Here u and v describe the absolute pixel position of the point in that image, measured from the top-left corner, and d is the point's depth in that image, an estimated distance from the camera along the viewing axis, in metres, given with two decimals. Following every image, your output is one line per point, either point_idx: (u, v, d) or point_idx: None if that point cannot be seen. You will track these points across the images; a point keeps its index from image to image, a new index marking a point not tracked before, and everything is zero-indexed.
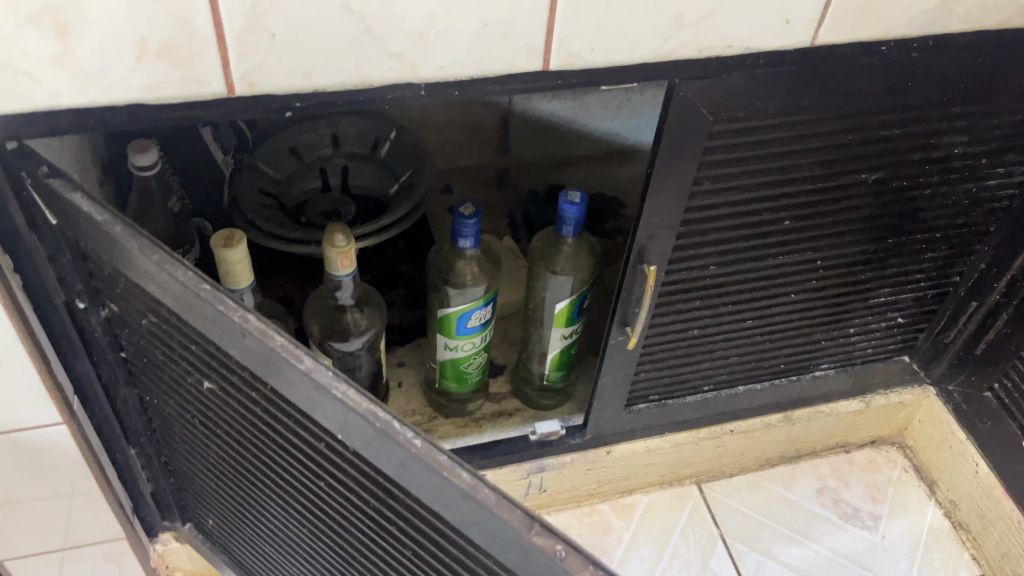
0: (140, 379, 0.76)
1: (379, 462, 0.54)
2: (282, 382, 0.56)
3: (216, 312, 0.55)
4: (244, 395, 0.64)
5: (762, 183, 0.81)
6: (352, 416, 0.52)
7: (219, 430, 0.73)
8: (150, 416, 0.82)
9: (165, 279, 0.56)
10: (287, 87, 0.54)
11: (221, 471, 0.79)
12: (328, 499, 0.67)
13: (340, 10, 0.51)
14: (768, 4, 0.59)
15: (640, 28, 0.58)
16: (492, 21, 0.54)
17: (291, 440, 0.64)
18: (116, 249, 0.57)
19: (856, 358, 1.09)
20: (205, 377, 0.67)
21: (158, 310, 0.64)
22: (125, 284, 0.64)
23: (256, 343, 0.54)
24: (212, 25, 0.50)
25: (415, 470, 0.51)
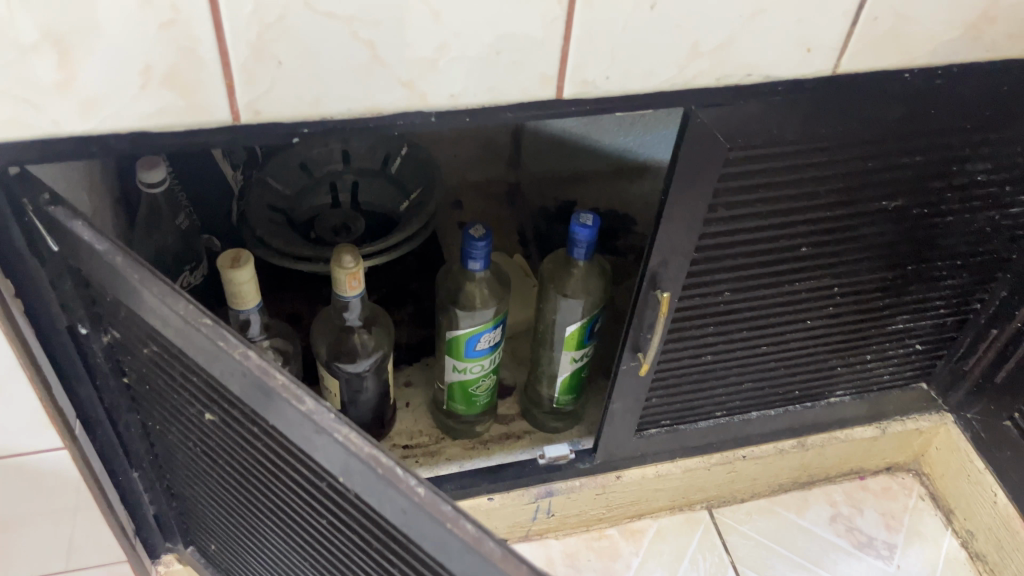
0: (144, 405, 0.76)
1: (380, 507, 0.53)
2: (284, 421, 0.55)
3: (218, 348, 0.54)
4: (246, 428, 0.64)
5: (779, 210, 0.79)
6: (353, 461, 0.52)
7: (222, 460, 0.72)
8: (152, 441, 0.81)
9: (164, 312, 0.56)
10: (293, 115, 0.53)
11: (225, 501, 0.79)
12: (330, 536, 0.65)
13: (348, 38, 0.50)
14: (787, 32, 0.57)
15: (656, 56, 0.56)
16: (505, 49, 0.53)
17: (294, 476, 0.63)
18: (116, 280, 0.57)
19: (872, 385, 1.07)
20: (208, 407, 0.67)
21: (161, 340, 0.63)
22: (129, 313, 0.63)
23: (257, 381, 0.54)
24: (217, 53, 0.48)
25: (418, 520, 0.50)
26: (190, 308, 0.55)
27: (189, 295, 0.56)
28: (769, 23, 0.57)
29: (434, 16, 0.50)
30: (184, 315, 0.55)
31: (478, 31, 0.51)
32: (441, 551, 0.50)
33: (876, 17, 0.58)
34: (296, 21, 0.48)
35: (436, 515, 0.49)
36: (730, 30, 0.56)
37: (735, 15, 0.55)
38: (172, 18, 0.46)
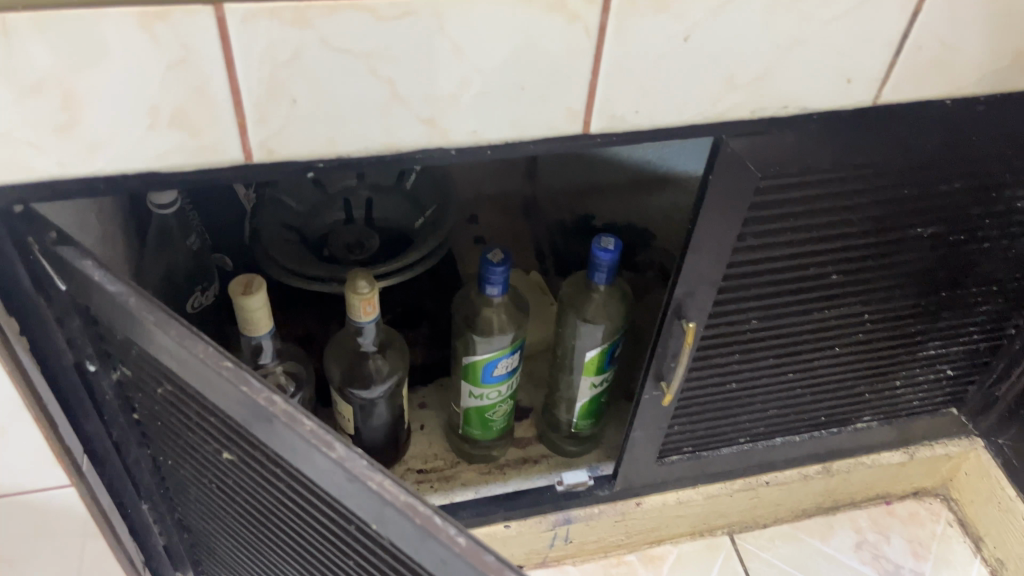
0: (155, 439, 0.74)
1: (416, 555, 0.50)
2: (311, 466, 0.53)
3: (239, 394, 0.52)
4: (268, 469, 0.61)
5: (811, 238, 0.76)
6: (388, 510, 0.49)
7: (241, 497, 0.70)
8: (163, 473, 0.79)
9: (184, 355, 0.54)
10: (310, 154, 0.50)
11: (244, 535, 0.76)
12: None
13: (367, 75, 0.47)
14: (827, 63, 0.55)
15: (689, 89, 0.54)
16: (530, 85, 0.51)
17: (319, 517, 0.60)
18: (129, 321, 0.55)
19: (901, 411, 1.04)
20: (225, 447, 0.64)
21: (175, 380, 0.61)
22: (141, 352, 0.61)
23: (284, 428, 0.51)
24: (228, 91, 0.46)
25: (459, 570, 0.47)
26: (209, 350, 0.53)
27: (203, 336, 0.54)
28: (808, 55, 0.54)
29: (455, 52, 0.48)
30: (200, 360, 0.53)
31: (502, 66, 0.49)
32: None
33: (921, 46, 0.56)
34: (312, 58, 0.46)
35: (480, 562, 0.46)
36: (767, 63, 0.53)
37: (772, 48, 0.53)
38: (182, 57, 0.44)
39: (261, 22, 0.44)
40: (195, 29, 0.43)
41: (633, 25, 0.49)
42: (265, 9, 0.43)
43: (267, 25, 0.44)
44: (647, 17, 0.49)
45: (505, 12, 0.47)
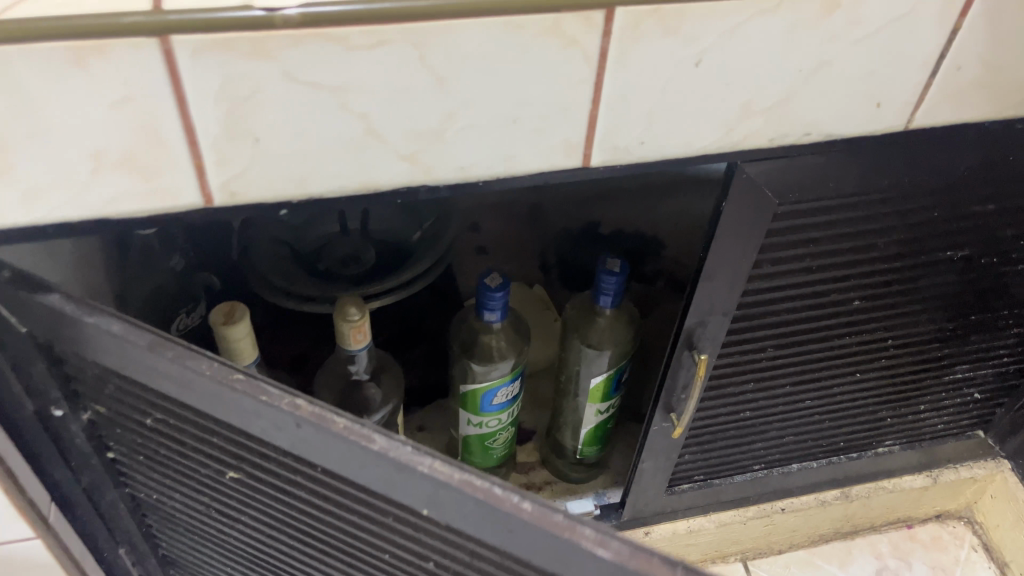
0: (137, 473, 0.69)
1: (475, 530, 0.49)
2: (346, 465, 0.51)
3: (251, 405, 0.50)
4: (285, 479, 0.59)
5: (831, 264, 0.71)
6: (442, 492, 0.48)
7: (247, 515, 0.67)
8: (144, 510, 0.74)
9: (187, 377, 0.50)
10: (277, 196, 0.45)
11: (251, 556, 0.73)
12: (398, 563, 0.62)
13: (338, 109, 0.42)
14: (855, 86, 0.49)
15: (700, 119, 0.48)
16: (524, 116, 0.45)
17: (352, 513, 0.59)
18: (110, 350, 0.51)
19: (924, 436, 0.99)
20: (230, 467, 0.61)
21: (168, 403, 0.57)
22: (124, 381, 0.57)
23: (315, 430, 0.49)
24: (182, 132, 0.41)
25: (527, 534, 0.47)
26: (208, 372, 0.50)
27: (203, 351, 0.50)
28: (834, 78, 0.48)
29: (437, 84, 0.42)
30: (205, 380, 0.50)
31: (492, 98, 0.44)
32: (564, 563, 0.47)
33: (960, 66, 0.50)
34: (275, 93, 0.41)
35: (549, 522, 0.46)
36: (788, 88, 0.48)
37: (794, 72, 0.47)
38: (126, 95, 0.39)
39: (214, 55, 0.39)
40: (140, 64, 0.38)
41: (637, 50, 0.44)
42: (219, 40, 0.38)
43: (222, 58, 0.39)
44: (654, 41, 0.43)
45: (494, 38, 0.41)
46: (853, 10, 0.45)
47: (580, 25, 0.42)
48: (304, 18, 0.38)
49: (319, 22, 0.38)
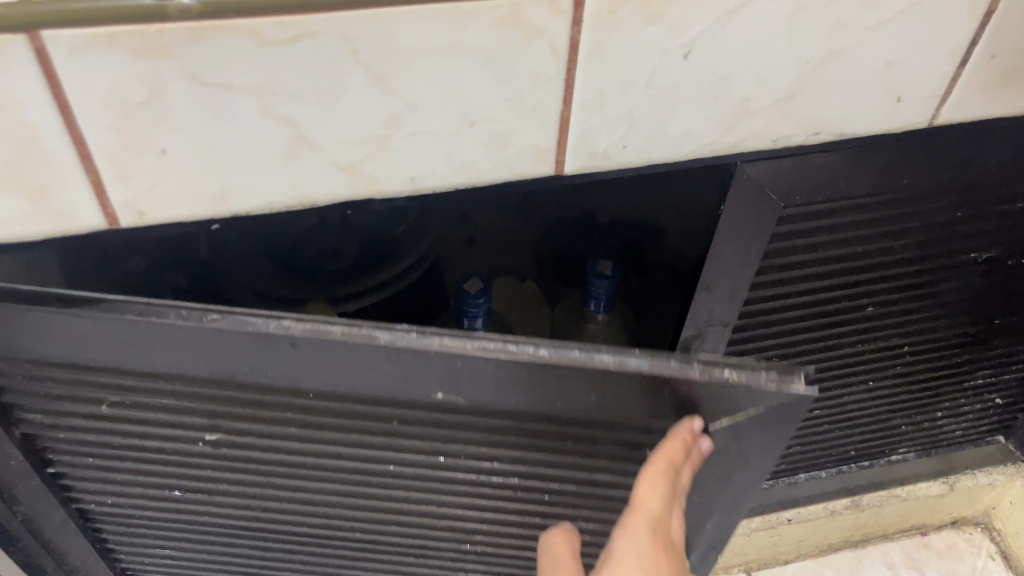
0: (85, 484, 0.63)
1: (501, 394, 0.45)
2: (347, 372, 0.44)
3: (239, 338, 0.42)
4: (271, 420, 0.51)
5: (843, 270, 0.64)
6: (459, 363, 0.42)
7: (222, 489, 0.59)
8: (95, 525, 0.68)
9: (157, 330, 0.43)
10: (195, 215, 0.39)
11: (232, 536, 0.67)
12: (410, 482, 0.56)
13: (257, 115, 0.36)
14: (871, 78, 0.42)
15: (691, 118, 0.41)
16: (482, 120, 0.39)
17: (352, 439, 0.52)
18: (51, 334, 0.45)
19: (942, 442, 0.92)
20: (208, 430, 0.52)
21: (121, 378, 0.49)
22: (65, 371, 0.49)
23: (310, 344, 0.42)
24: (70, 144, 0.35)
25: (559, 379, 0.42)
26: (183, 326, 0.42)
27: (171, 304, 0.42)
28: (848, 69, 0.41)
29: (376, 83, 0.36)
30: (182, 325, 0.42)
31: (443, 97, 0.37)
32: (603, 396, 0.43)
33: (995, 54, 0.43)
34: (178, 98, 0.34)
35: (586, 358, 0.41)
36: (793, 80, 0.41)
37: (801, 63, 0.40)
38: None
39: (100, 53, 0.32)
40: (7, 63, 0.31)
41: (614, 41, 0.37)
42: (102, 34, 0.31)
43: (109, 57, 0.32)
44: (633, 29, 0.36)
45: (440, 31, 0.34)
46: None
47: (544, 11, 0.35)
48: (203, 7, 0.31)
49: (223, 12, 0.32)
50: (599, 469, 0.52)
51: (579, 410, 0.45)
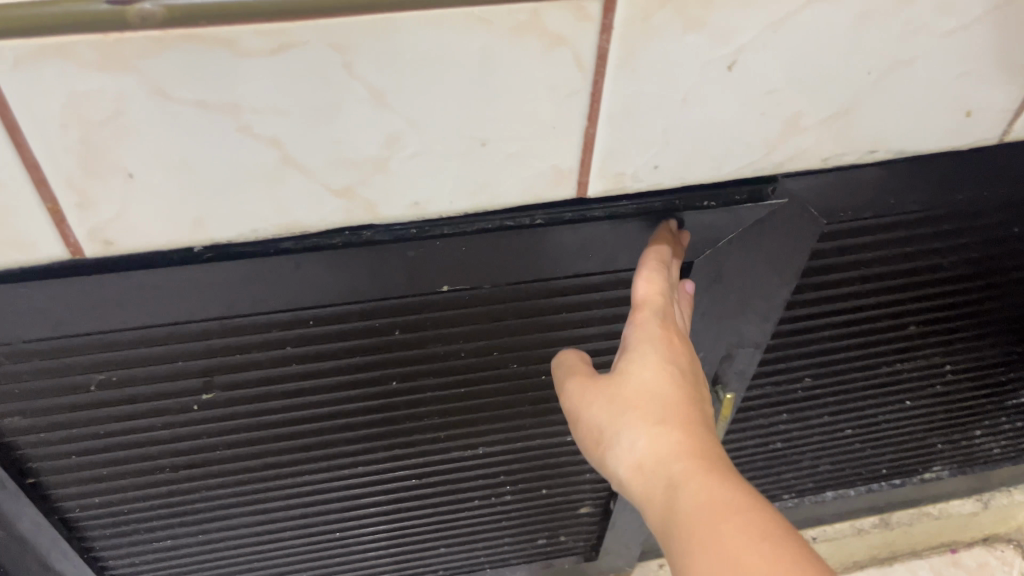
0: (70, 488, 0.56)
1: (505, 269, 0.47)
2: (354, 279, 0.44)
3: (242, 270, 0.41)
4: (265, 352, 0.48)
5: (887, 288, 0.59)
6: (465, 245, 0.44)
7: (217, 454, 0.56)
8: (82, 534, 0.61)
9: (147, 284, 0.41)
10: (169, 242, 0.35)
11: (231, 506, 0.62)
12: (408, 385, 0.55)
13: (237, 134, 0.31)
14: (936, 93, 0.37)
15: (733, 136, 0.36)
16: (495, 138, 0.34)
17: (347, 347, 0.50)
18: (25, 308, 0.41)
19: (978, 460, 0.87)
20: (199, 390, 0.50)
21: (106, 358, 0.46)
22: (44, 360, 0.45)
23: (315, 259, 0.42)
24: (23, 168, 0.30)
25: (555, 237, 0.45)
26: (195, 270, 0.40)
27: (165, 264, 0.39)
28: (914, 82, 0.36)
29: (374, 100, 0.31)
30: (187, 269, 0.40)
31: (452, 113, 0.32)
32: (597, 245, 0.46)
33: None
34: (144, 115, 0.30)
35: (575, 225, 0.44)
36: (851, 95, 0.36)
37: (860, 75, 0.35)
38: None
39: (48, 67, 0.27)
40: None
41: (650, 51, 0.32)
42: (50, 45, 0.27)
43: (61, 73, 0.28)
44: (671, 37, 0.32)
45: (447, 40, 0.30)
46: None
47: (568, 16, 0.30)
48: (169, 13, 0.27)
49: (192, 19, 0.27)
50: (586, 335, 0.55)
51: (575, 273, 0.49)
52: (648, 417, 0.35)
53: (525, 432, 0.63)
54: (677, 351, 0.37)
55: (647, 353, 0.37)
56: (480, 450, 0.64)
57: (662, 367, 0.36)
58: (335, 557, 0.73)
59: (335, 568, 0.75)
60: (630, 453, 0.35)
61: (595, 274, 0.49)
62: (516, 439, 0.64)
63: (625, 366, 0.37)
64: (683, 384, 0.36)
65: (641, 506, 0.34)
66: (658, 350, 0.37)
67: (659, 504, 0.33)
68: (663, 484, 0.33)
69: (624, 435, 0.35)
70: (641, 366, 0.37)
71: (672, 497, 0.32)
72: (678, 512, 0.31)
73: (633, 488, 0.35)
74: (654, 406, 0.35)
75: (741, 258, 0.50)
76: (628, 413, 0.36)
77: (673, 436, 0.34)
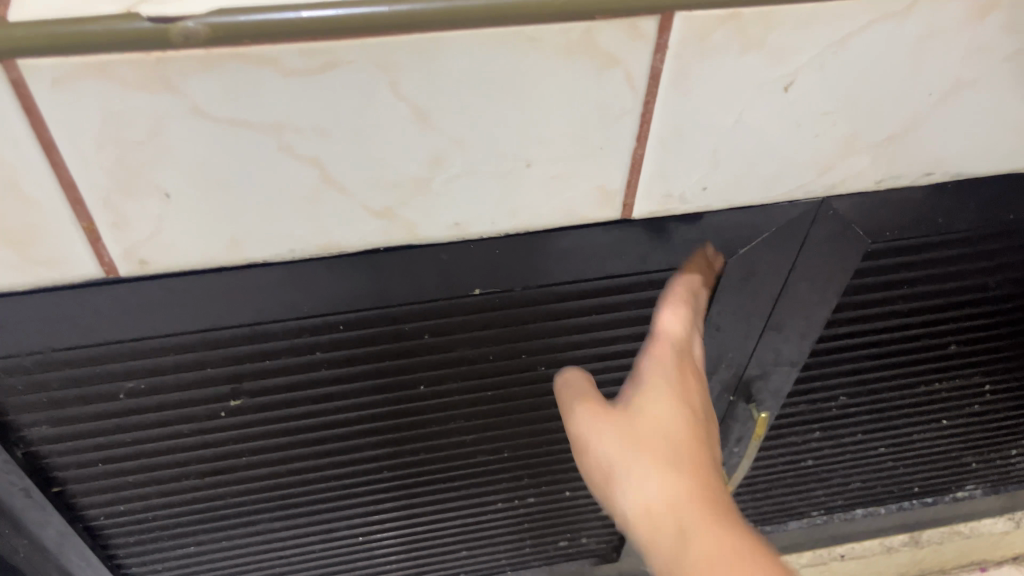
0: (95, 497, 0.55)
1: (537, 275, 0.45)
2: (385, 288, 0.43)
3: (276, 275, 0.40)
4: (294, 358, 0.47)
5: (928, 307, 0.57)
6: (499, 250, 0.42)
7: (243, 459, 0.55)
8: (106, 541, 0.60)
9: (178, 291, 0.40)
10: (205, 262, 0.34)
11: (256, 511, 0.61)
12: (437, 389, 0.53)
13: (277, 154, 0.30)
14: (998, 115, 0.36)
15: (784, 158, 0.35)
16: (540, 159, 0.33)
17: (376, 351, 0.49)
18: (55, 319, 0.40)
19: (1013, 479, 0.85)
20: (227, 397, 0.49)
21: (135, 367, 0.45)
22: (73, 369, 0.44)
23: (349, 266, 0.41)
24: (58, 187, 0.29)
25: (589, 244, 0.43)
26: (229, 274, 0.39)
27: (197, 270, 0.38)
28: (976, 103, 0.35)
29: (418, 120, 0.30)
30: (220, 276, 0.39)
31: (498, 134, 0.31)
32: (632, 252, 0.45)
33: None
34: (183, 135, 0.29)
35: (609, 225, 0.42)
36: (910, 116, 0.35)
37: (919, 97, 0.34)
38: None
39: (87, 86, 0.27)
40: None
41: (704, 71, 0.31)
42: (89, 63, 0.26)
43: (100, 92, 0.27)
44: (728, 57, 0.30)
45: (497, 61, 0.29)
46: (1017, 13, 0.32)
47: (622, 36, 0.29)
48: (212, 32, 0.26)
49: (235, 38, 0.26)
50: (615, 338, 0.53)
51: (609, 277, 0.47)
52: (653, 458, 0.35)
53: (553, 436, 0.61)
54: (683, 389, 0.37)
55: (660, 393, 0.37)
56: (504, 455, 0.62)
57: (677, 412, 0.37)
58: (359, 563, 0.72)
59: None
60: (640, 495, 0.35)
61: (632, 277, 0.48)
62: (544, 447, 0.63)
63: (638, 404, 0.37)
64: (692, 428, 0.36)
65: (645, 546, 0.34)
66: (672, 390, 0.37)
67: (667, 547, 0.33)
68: (672, 532, 0.33)
69: (635, 477, 0.35)
70: (654, 403, 0.37)
71: (682, 547, 0.33)
72: (686, 562, 0.32)
73: (636, 528, 0.35)
74: (665, 448, 0.35)
75: (781, 270, 0.49)
76: (637, 450, 0.35)
77: (685, 484, 0.34)
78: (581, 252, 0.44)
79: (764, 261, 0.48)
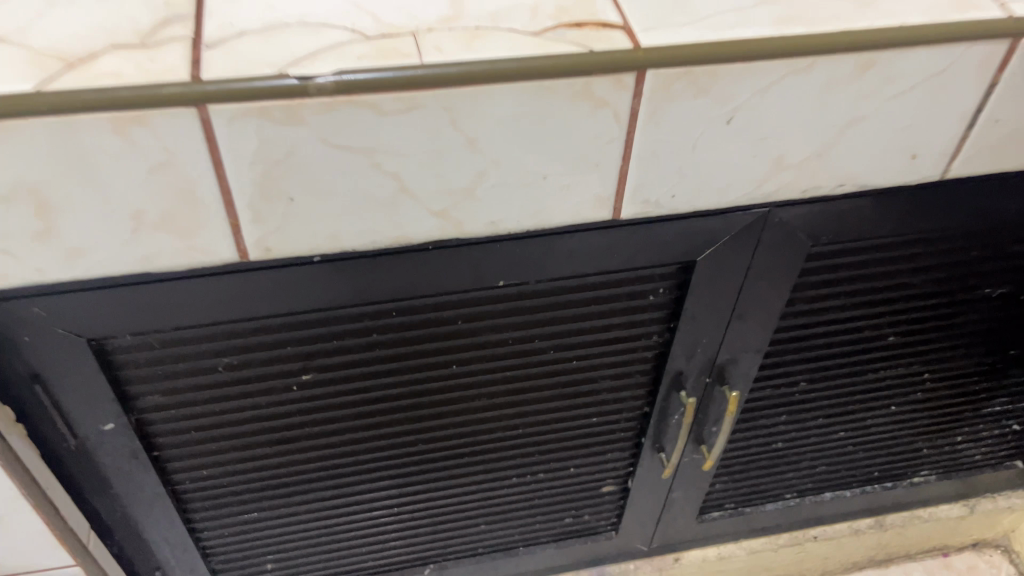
0: (184, 462, 0.67)
1: (546, 272, 0.58)
2: (431, 280, 0.56)
3: (350, 266, 0.53)
4: (356, 339, 0.60)
5: (866, 302, 0.70)
6: (519, 248, 0.55)
7: (308, 430, 0.67)
8: (187, 505, 0.72)
9: (277, 279, 0.52)
10: (310, 250, 0.46)
11: (312, 480, 0.73)
12: (466, 369, 0.66)
13: (370, 168, 0.43)
14: (890, 139, 0.49)
15: (731, 173, 0.48)
16: (553, 173, 0.46)
17: (420, 334, 0.61)
18: (182, 302, 0.52)
19: (961, 466, 0.97)
20: (299, 372, 0.61)
21: (232, 344, 0.57)
22: (185, 346, 0.56)
23: (406, 260, 0.53)
24: (219, 192, 0.42)
25: (588, 243, 0.56)
26: (316, 266, 0.52)
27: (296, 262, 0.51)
28: (869, 132, 0.48)
29: (468, 145, 0.43)
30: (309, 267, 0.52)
31: (523, 155, 0.44)
32: (621, 252, 0.57)
33: (998, 119, 0.50)
34: (309, 155, 0.41)
35: (604, 228, 0.55)
36: (822, 141, 0.48)
37: (827, 128, 0.47)
38: (163, 160, 0.40)
39: (248, 123, 0.39)
40: (179, 130, 0.39)
41: (669, 109, 0.44)
42: (255, 108, 0.39)
43: (258, 126, 0.40)
44: (686, 100, 0.43)
45: (525, 103, 0.42)
46: (891, 70, 0.45)
47: (610, 87, 0.42)
48: (337, 85, 0.39)
49: (350, 89, 0.39)
50: (610, 326, 0.65)
51: (603, 273, 0.59)
52: None
53: (560, 414, 0.73)
54: None
55: None
56: (518, 431, 0.74)
57: None
58: (391, 535, 0.83)
59: (390, 548, 0.85)
60: None
61: (623, 273, 0.60)
62: (552, 424, 0.75)
63: None
64: None
65: None
66: None
67: None
68: None
69: None
70: None
71: None
72: None
73: None
74: None
75: (740, 267, 0.61)
76: None
77: None
78: (582, 253, 0.56)
79: (727, 260, 0.60)
